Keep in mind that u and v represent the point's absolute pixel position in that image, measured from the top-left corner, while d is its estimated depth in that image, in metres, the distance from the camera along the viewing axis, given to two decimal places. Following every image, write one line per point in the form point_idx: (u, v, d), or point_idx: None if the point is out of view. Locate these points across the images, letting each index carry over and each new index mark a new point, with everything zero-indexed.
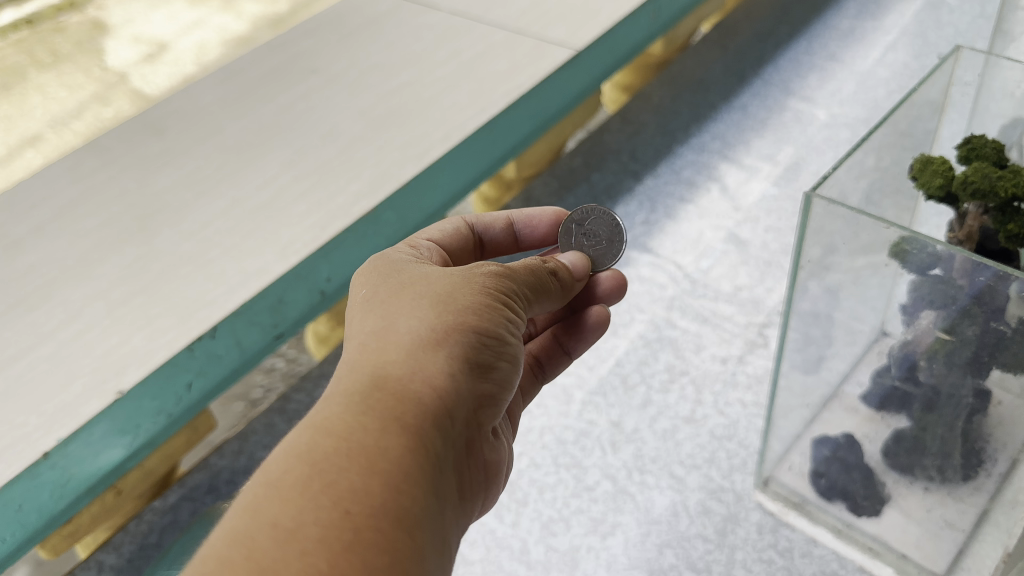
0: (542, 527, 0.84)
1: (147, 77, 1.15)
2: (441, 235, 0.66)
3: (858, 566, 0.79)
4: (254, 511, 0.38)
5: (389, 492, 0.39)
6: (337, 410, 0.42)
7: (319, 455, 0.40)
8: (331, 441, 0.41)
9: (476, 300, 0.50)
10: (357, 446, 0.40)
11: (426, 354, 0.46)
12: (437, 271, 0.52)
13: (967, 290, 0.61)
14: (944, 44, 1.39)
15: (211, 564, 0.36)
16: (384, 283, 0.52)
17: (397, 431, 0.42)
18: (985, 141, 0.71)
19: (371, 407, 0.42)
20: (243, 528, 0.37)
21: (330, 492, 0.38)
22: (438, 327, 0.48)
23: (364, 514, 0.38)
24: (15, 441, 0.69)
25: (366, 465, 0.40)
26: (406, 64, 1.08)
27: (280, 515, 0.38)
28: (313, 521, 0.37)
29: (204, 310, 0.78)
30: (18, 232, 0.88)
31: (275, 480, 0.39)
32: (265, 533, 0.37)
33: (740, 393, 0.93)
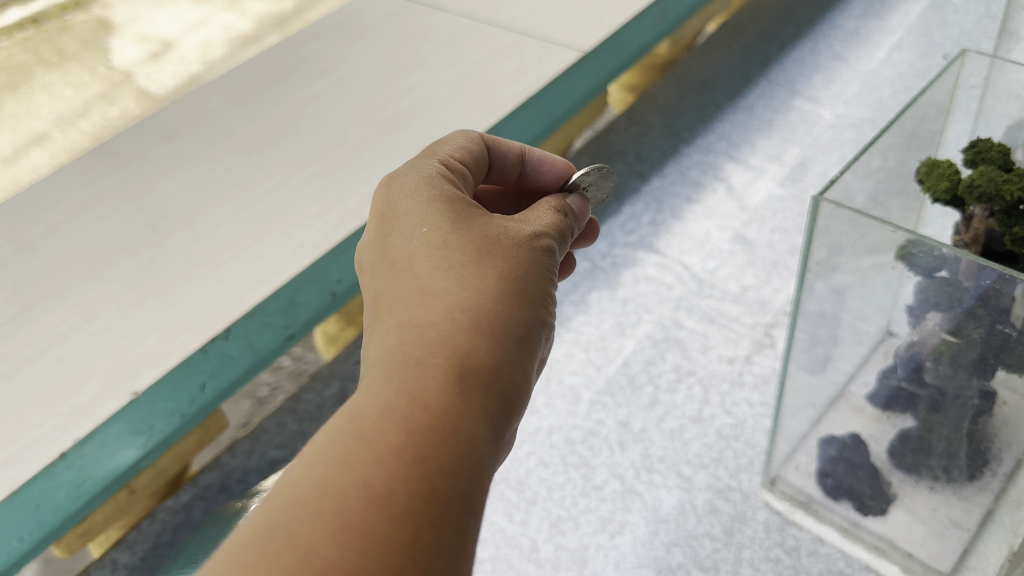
0: (551, 526, 0.85)
1: (152, 76, 1.16)
2: (465, 153, 0.61)
3: (865, 564, 0.79)
4: (346, 465, 0.40)
5: (471, 478, 0.41)
6: (433, 384, 0.44)
7: (413, 429, 0.42)
8: (425, 416, 0.42)
9: (543, 287, 0.52)
10: (450, 429, 0.42)
11: (505, 341, 0.48)
12: (512, 242, 0.53)
13: (972, 292, 0.62)
14: (949, 44, 1.40)
15: (302, 513, 0.39)
16: (459, 235, 0.52)
17: (482, 418, 0.44)
18: (990, 144, 0.72)
19: (463, 390, 0.44)
20: (334, 483, 0.40)
21: (422, 467, 0.40)
22: (518, 314, 0.49)
23: (447, 494, 0.40)
24: (33, 441, 0.70)
25: (454, 448, 0.42)
26: (413, 66, 1.09)
27: (371, 478, 0.40)
28: (403, 490, 0.39)
29: (217, 312, 0.79)
30: (31, 234, 0.88)
31: (367, 439, 0.41)
32: (355, 493, 0.39)
33: (747, 392, 0.94)
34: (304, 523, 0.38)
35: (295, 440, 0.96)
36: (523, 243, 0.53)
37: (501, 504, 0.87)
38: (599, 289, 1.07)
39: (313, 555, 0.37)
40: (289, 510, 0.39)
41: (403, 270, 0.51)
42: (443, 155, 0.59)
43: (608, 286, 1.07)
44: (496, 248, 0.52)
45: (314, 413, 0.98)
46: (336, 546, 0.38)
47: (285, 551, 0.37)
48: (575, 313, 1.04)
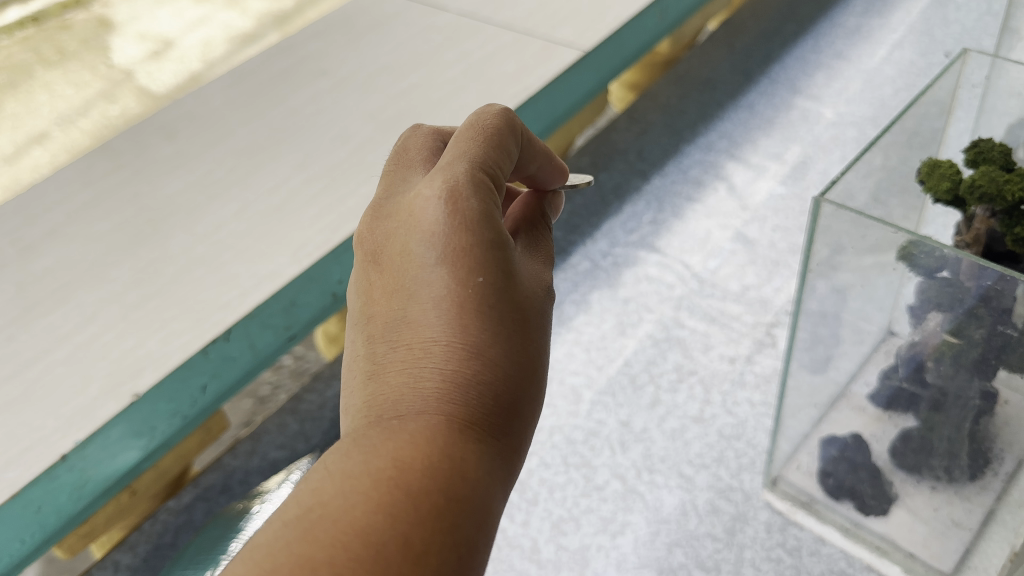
0: (552, 527, 0.85)
1: (153, 75, 1.16)
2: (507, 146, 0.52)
3: (866, 564, 0.79)
4: (388, 514, 0.37)
5: (492, 553, 0.40)
6: (477, 451, 0.41)
7: (455, 496, 0.39)
8: (467, 486, 0.40)
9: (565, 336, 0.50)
10: (486, 502, 0.40)
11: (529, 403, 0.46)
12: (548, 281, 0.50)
13: (973, 292, 0.62)
14: (951, 42, 1.39)
15: (340, 561, 0.36)
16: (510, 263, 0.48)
17: (508, 492, 0.43)
18: (992, 145, 0.72)
19: (499, 462, 0.42)
20: (374, 531, 0.37)
21: (459, 539, 0.38)
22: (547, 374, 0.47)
23: (474, 572, 0.39)
24: (34, 444, 0.70)
25: (487, 524, 0.40)
26: (414, 66, 1.08)
27: (411, 538, 0.37)
28: (440, 561, 0.37)
29: (218, 314, 0.79)
30: (32, 236, 0.88)
31: (412, 494, 0.38)
32: (396, 550, 0.37)
33: (748, 392, 0.94)
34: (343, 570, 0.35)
35: (297, 440, 0.96)
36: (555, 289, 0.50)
37: None
38: (600, 288, 1.07)
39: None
40: (326, 549, 0.36)
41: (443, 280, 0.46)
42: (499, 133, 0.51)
43: (609, 286, 1.07)
44: (541, 292, 0.48)
45: (315, 414, 0.98)
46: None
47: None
48: (576, 312, 1.04)
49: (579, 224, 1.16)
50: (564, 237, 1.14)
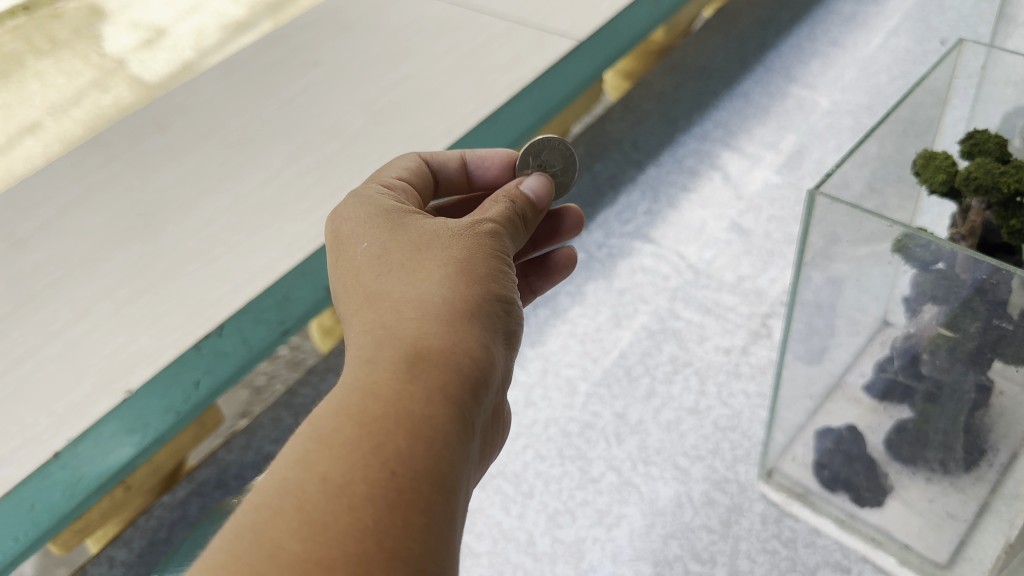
0: (548, 519, 0.84)
1: (146, 64, 1.14)
2: (406, 174, 0.65)
3: (862, 555, 0.80)
4: (305, 464, 0.40)
5: (432, 457, 0.41)
6: (386, 375, 0.44)
7: (367, 418, 0.41)
8: (378, 407, 0.42)
9: (492, 269, 0.52)
10: (405, 413, 0.42)
11: (461, 321, 0.48)
12: (450, 229, 0.54)
13: (969, 283, 0.61)
14: (947, 30, 1.38)
15: (266, 514, 0.38)
16: (398, 242, 0.53)
17: (440, 397, 0.43)
18: (988, 136, 0.71)
19: (417, 376, 0.44)
20: (295, 482, 0.39)
21: (378, 454, 0.40)
22: (468, 294, 0.50)
23: (408, 477, 0.40)
24: (26, 441, 0.70)
25: (411, 431, 0.41)
26: (406, 57, 1.08)
27: (330, 472, 0.39)
28: (361, 479, 0.39)
29: (210, 308, 0.79)
30: (23, 230, 0.88)
31: (325, 436, 0.41)
32: (316, 488, 0.39)
33: (744, 383, 0.94)
34: (267, 523, 0.38)
35: (291, 434, 0.96)
36: (470, 230, 0.54)
37: (498, 498, 0.87)
38: (595, 279, 1.07)
39: (277, 550, 0.37)
40: (251, 514, 0.39)
41: (353, 286, 0.53)
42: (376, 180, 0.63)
43: (604, 277, 1.07)
44: (444, 245, 0.52)
45: (310, 408, 0.98)
46: (300, 540, 0.37)
47: (250, 549, 0.37)
48: (571, 304, 1.04)
49: None
50: None
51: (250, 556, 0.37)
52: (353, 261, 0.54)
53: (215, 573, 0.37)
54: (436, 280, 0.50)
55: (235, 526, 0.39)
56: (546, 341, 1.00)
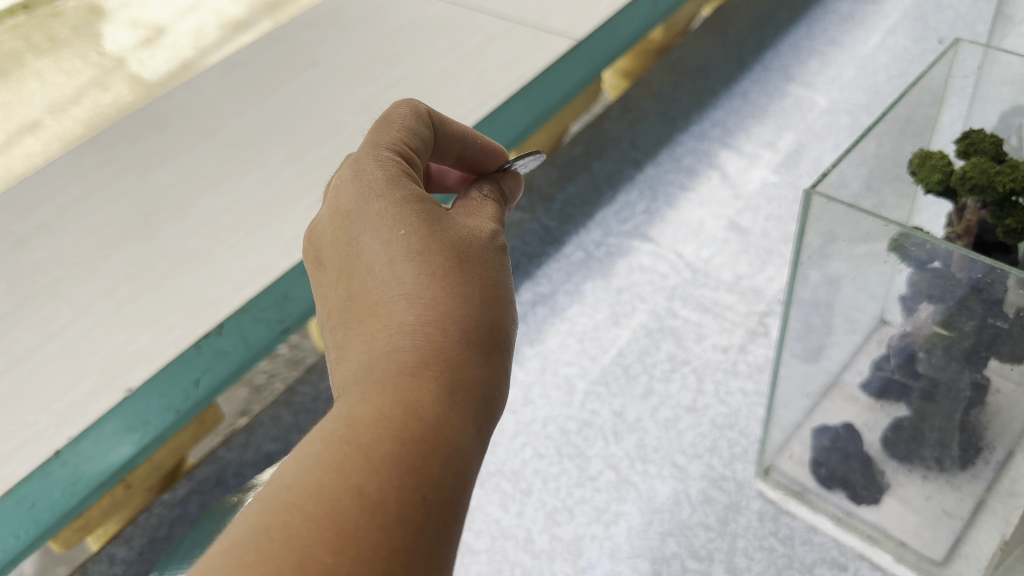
0: (547, 517, 0.85)
1: (145, 63, 1.15)
2: (415, 139, 0.59)
3: (858, 552, 0.80)
4: (341, 471, 0.41)
5: (458, 487, 0.42)
6: (428, 395, 0.44)
7: (407, 437, 0.42)
8: (418, 427, 0.43)
9: (513, 291, 0.54)
10: (443, 438, 0.43)
11: (493, 348, 0.49)
12: (482, 239, 0.54)
13: (965, 282, 0.62)
14: (945, 29, 1.39)
15: (299, 519, 0.39)
16: (437, 237, 0.52)
17: (471, 428, 0.45)
18: (983, 136, 0.72)
19: (456, 404, 0.45)
20: (330, 488, 0.40)
21: (414, 477, 0.41)
22: (500, 321, 0.51)
23: (438, 504, 0.41)
24: (27, 439, 0.70)
25: (446, 459, 0.42)
26: (406, 56, 1.08)
27: (365, 486, 0.40)
28: (394, 499, 0.40)
29: (210, 307, 0.79)
30: (24, 229, 0.88)
31: (363, 445, 0.42)
32: (351, 500, 0.40)
33: (741, 381, 0.94)
34: (299, 528, 0.39)
35: (291, 433, 0.96)
36: (499, 246, 0.54)
37: (497, 495, 0.87)
38: (593, 278, 1.07)
39: (308, 558, 0.38)
40: (284, 514, 0.39)
41: (379, 271, 0.51)
42: (391, 139, 0.58)
43: (602, 276, 1.08)
44: (481, 256, 0.52)
45: (309, 406, 0.99)
46: (333, 552, 0.38)
47: (282, 552, 0.38)
48: (569, 303, 1.05)
49: (572, 215, 1.16)
50: (557, 227, 1.15)
51: (282, 560, 0.38)
52: (379, 240, 0.52)
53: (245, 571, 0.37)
54: (474, 291, 0.50)
55: (265, 522, 0.39)
56: (544, 340, 1.01)
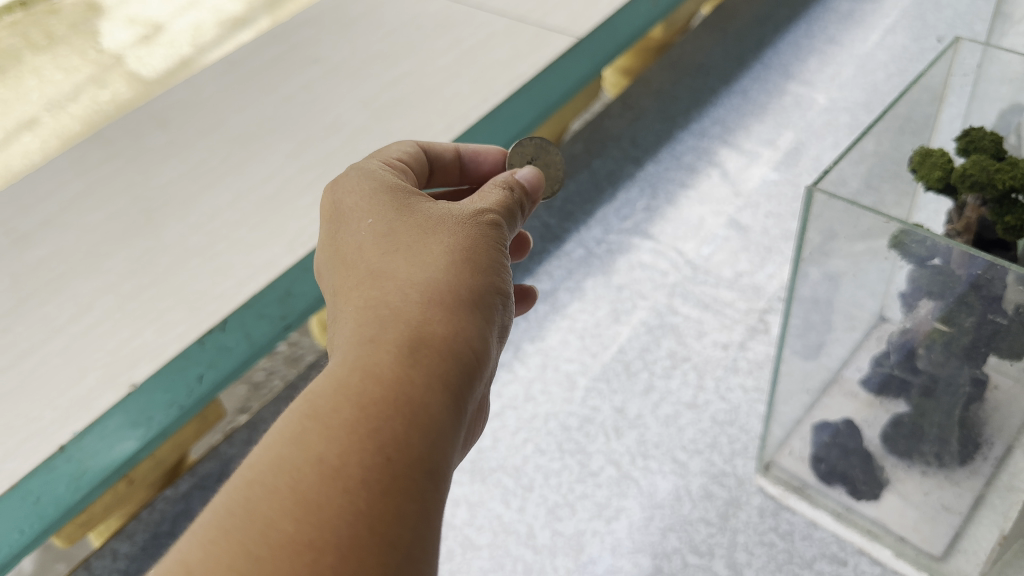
0: (548, 512, 0.85)
1: (143, 60, 1.15)
2: (404, 157, 0.65)
3: (858, 548, 0.81)
4: (301, 443, 0.41)
5: (427, 446, 0.42)
6: (388, 358, 0.44)
7: (366, 402, 0.42)
8: (378, 390, 0.43)
9: (493, 254, 0.53)
10: (406, 400, 0.43)
11: (463, 307, 0.49)
12: (451, 214, 0.54)
13: (965, 279, 0.62)
14: (944, 27, 1.39)
15: (259, 491, 0.39)
16: (404, 223, 0.54)
17: (439, 385, 0.44)
18: (983, 133, 0.72)
19: (418, 362, 0.45)
20: (290, 460, 0.40)
21: (376, 440, 0.41)
22: (470, 281, 0.50)
23: (404, 465, 0.41)
24: (32, 435, 0.70)
25: (410, 419, 0.42)
26: (407, 53, 1.08)
27: (327, 454, 0.40)
28: (356, 464, 0.40)
29: (214, 303, 0.79)
30: (26, 226, 0.88)
31: (321, 415, 0.42)
32: (311, 469, 0.40)
33: (742, 377, 0.95)
34: (259, 501, 0.39)
35: None
36: (475, 218, 0.54)
37: (498, 491, 0.87)
38: (594, 275, 1.08)
39: (269, 528, 0.38)
40: (244, 490, 0.40)
41: (353, 262, 0.53)
42: (383, 158, 0.62)
43: (603, 273, 1.08)
44: (448, 231, 0.53)
45: None
46: (293, 520, 0.38)
47: (241, 525, 0.38)
48: (570, 300, 1.05)
49: (573, 212, 1.17)
50: (557, 224, 1.15)
51: (243, 531, 0.38)
52: (354, 236, 0.55)
53: (206, 547, 0.38)
54: (439, 263, 0.51)
55: (227, 501, 0.39)
56: (545, 336, 1.01)
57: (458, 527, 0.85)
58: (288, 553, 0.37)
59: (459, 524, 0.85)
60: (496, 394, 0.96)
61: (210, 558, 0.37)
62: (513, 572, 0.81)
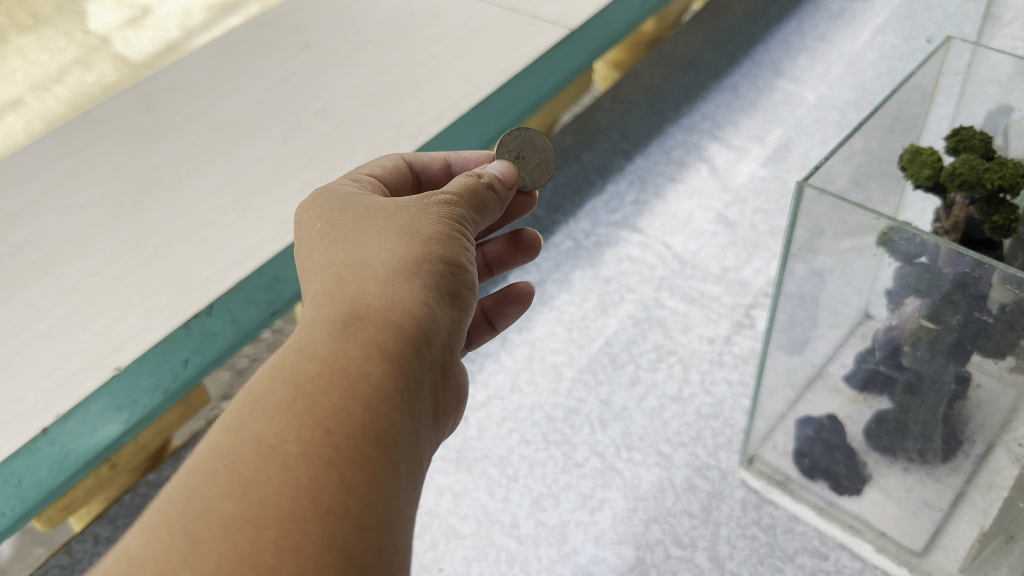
0: (532, 502, 0.86)
1: (130, 42, 1.14)
2: (382, 172, 0.67)
3: (839, 542, 0.81)
4: (237, 427, 0.40)
5: (369, 414, 0.41)
6: (321, 335, 0.44)
7: (301, 378, 0.42)
8: (313, 365, 0.42)
9: (437, 230, 0.53)
10: (342, 371, 0.42)
11: (401, 282, 0.49)
12: (394, 203, 0.55)
13: (950, 277, 0.63)
14: (933, 28, 1.40)
15: (197, 477, 0.38)
16: (346, 219, 0.54)
17: (376, 355, 0.44)
18: (973, 133, 0.72)
19: (352, 335, 0.44)
20: (226, 443, 0.39)
21: (313, 414, 0.40)
22: (408, 258, 0.50)
23: (344, 434, 0.40)
24: (14, 416, 0.70)
25: (347, 389, 0.42)
26: (399, 41, 1.08)
27: (263, 433, 0.40)
28: (294, 439, 0.39)
29: (200, 287, 0.79)
30: (11, 206, 0.87)
31: (258, 399, 0.41)
32: (248, 449, 0.39)
33: (726, 371, 0.95)
34: (200, 486, 0.38)
35: None
36: (419, 203, 0.55)
37: (483, 480, 0.88)
38: (582, 267, 1.08)
39: (207, 510, 0.37)
40: (185, 477, 0.39)
41: (305, 267, 0.54)
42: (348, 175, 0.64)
43: (591, 265, 1.08)
44: (389, 220, 0.53)
45: None
46: (232, 500, 0.37)
47: (181, 509, 0.37)
48: (557, 292, 1.05)
49: (561, 204, 1.17)
50: (546, 216, 1.15)
51: (182, 516, 0.37)
52: (305, 243, 0.55)
53: (146, 532, 0.37)
54: (380, 248, 0.51)
55: (168, 491, 0.39)
56: (532, 328, 1.01)
57: (442, 515, 0.85)
58: (229, 531, 0.36)
59: (443, 512, 0.85)
60: (482, 383, 0.96)
61: (149, 544, 0.36)
62: (496, 561, 0.81)
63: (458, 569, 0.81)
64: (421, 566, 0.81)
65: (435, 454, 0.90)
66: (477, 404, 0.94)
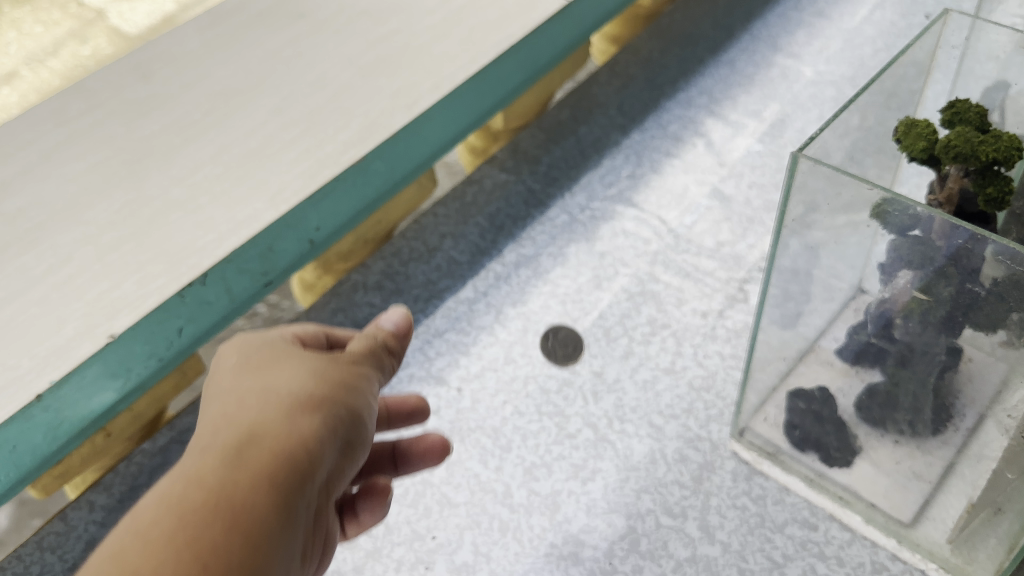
0: (525, 472, 0.86)
1: (126, 15, 1.12)
2: None
3: (829, 513, 0.83)
4: (138, 533, 0.43)
5: (241, 547, 0.43)
6: (211, 470, 0.46)
7: (186, 509, 0.44)
8: (200, 495, 0.45)
9: (337, 381, 0.55)
10: (224, 506, 0.45)
11: (295, 423, 0.50)
12: (302, 352, 0.56)
13: (944, 250, 0.63)
14: (933, 4, 1.39)
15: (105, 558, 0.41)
16: (258, 356, 0.56)
17: (259, 489, 0.46)
18: (968, 105, 0.72)
19: (240, 471, 0.47)
20: (120, 545, 0.42)
21: (191, 545, 0.42)
22: (307, 399, 0.52)
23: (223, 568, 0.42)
24: (9, 382, 0.70)
25: (226, 524, 0.44)
26: (395, 9, 1.05)
27: (159, 536, 0.42)
28: (170, 561, 0.41)
29: (194, 257, 0.79)
30: (4, 174, 0.87)
31: (156, 518, 0.43)
32: (151, 550, 0.42)
33: (719, 345, 0.96)
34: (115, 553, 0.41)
35: None
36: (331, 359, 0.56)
37: (476, 451, 0.88)
38: (577, 241, 1.08)
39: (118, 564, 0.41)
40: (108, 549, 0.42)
41: (214, 382, 0.55)
42: None
43: (586, 239, 1.08)
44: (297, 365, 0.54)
45: None
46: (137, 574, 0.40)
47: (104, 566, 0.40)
48: (552, 265, 1.05)
49: (557, 177, 1.16)
50: (541, 190, 1.15)
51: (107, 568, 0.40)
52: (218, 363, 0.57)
53: None
54: (281, 392, 0.52)
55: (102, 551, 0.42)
56: (526, 301, 1.02)
57: (435, 484, 0.86)
58: None
59: (436, 481, 0.86)
60: (476, 356, 0.96)
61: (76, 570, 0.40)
62: (488, 530, 0.82)
63: (451, 537, 0.82)
64: (415, 533, 0.82)
65: (429, 425, 0.90)
66: (471, 375, 0.95)
